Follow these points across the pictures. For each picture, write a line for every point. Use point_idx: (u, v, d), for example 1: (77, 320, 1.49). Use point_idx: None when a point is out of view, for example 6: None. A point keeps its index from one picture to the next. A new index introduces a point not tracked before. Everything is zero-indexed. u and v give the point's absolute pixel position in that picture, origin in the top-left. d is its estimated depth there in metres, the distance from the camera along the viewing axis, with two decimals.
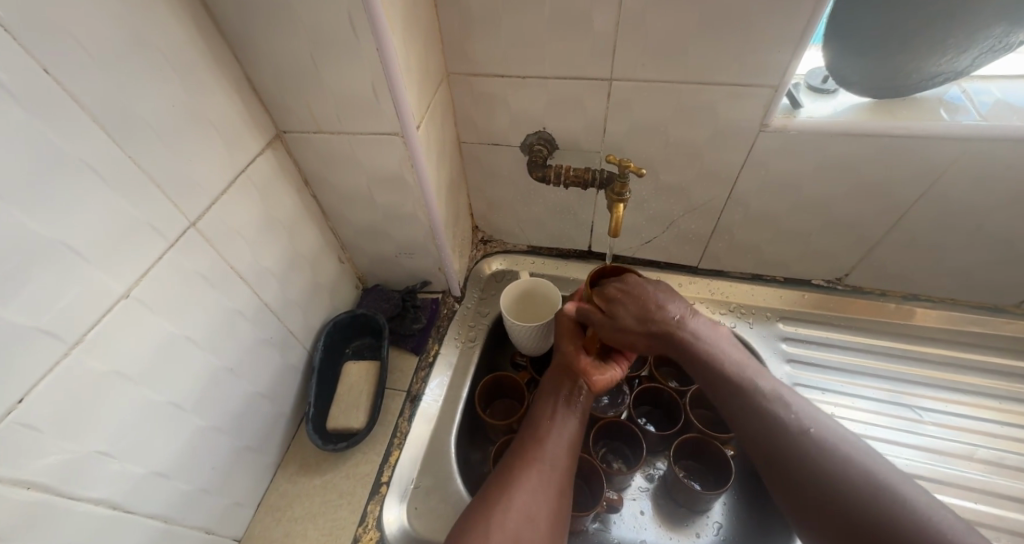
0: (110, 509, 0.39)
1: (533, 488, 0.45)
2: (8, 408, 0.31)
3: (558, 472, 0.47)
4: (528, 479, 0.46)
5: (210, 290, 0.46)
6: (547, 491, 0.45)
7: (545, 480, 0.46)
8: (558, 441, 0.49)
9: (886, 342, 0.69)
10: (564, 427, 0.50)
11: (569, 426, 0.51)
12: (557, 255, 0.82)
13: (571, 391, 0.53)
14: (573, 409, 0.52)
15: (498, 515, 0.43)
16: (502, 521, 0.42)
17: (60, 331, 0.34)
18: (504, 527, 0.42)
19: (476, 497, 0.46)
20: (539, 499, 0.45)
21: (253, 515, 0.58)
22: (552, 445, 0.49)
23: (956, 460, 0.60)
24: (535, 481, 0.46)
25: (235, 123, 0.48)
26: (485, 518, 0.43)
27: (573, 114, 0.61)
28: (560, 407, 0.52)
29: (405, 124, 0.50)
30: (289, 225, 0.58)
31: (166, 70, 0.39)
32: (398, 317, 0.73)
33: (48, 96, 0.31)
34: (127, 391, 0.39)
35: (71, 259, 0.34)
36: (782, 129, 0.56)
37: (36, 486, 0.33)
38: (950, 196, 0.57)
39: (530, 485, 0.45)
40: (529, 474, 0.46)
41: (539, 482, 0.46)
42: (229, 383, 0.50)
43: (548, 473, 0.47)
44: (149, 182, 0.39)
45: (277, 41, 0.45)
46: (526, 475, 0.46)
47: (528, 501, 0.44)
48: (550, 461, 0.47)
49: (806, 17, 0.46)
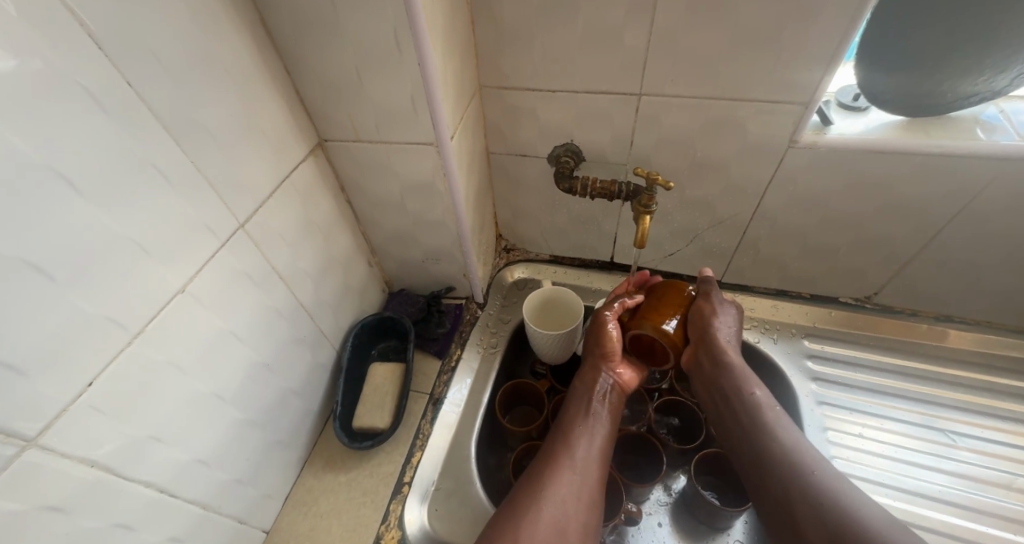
0: (156, 492, 0.41)
1: (564, 495, 0.47)
2: (79, 390, 0.33)
3: (588, 482, 0.49)
4: (558, 495, 0.47)
5: (253, 288, 0.49)
6: (576, 501, 0.47)
7: (574, 492, 0.48)
8: (588, 451, 0.51)
9: (917, 363, 0.68)
10: (594, 437, 0.52)
11: (598, 439, 0.52)
12: (580, 265, 0.82)
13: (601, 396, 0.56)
14: (600, 417, 0.54)
15: (528, 524, 0.45)
16: (531, 534, 0.44)
17: (126, 321, 0.36)
18: (534, 538, 0.44)
19: (503, 506, 0.48)
20: (570, 510, 0.46)
21: (281, 508, 0.60)
22: (581, 453, 0.51)
23: (993, 488, 0.58)
24: (565, 493, 0.47)
25: (282, 132, 0.50)
26: (516, 529, 0.44)
27: (601, 127, 0.62)
28: (591, 412, 0.54)
29: (440, 135, 0.53)
30: (325, 229, 0.60)
31: (226, 81, 0.42)
32: (423, 322, 0.75)
33: (127, 105, 0.34)
34: (180, 380, 0.41)
35: (137, 255, 0.36)
36: (811, 145, 0.56)
37: (98, 465, 0.36)
38: (987, 216, 0.56)
39: (561, 496, 0.47)
40: (558, 481, 0.48)
41: (566, 491, 0.47)
42: (266, 377, 0.53)
43: (579, 485, 0.48)
44: (206, 186, 0.42)
45: (324, 54, 0.48)
46: (557, 489, 0.47)
47: (559, 511, 0.46)
48: (580, 472, 0.49)
49: (838, 36, 0.47)
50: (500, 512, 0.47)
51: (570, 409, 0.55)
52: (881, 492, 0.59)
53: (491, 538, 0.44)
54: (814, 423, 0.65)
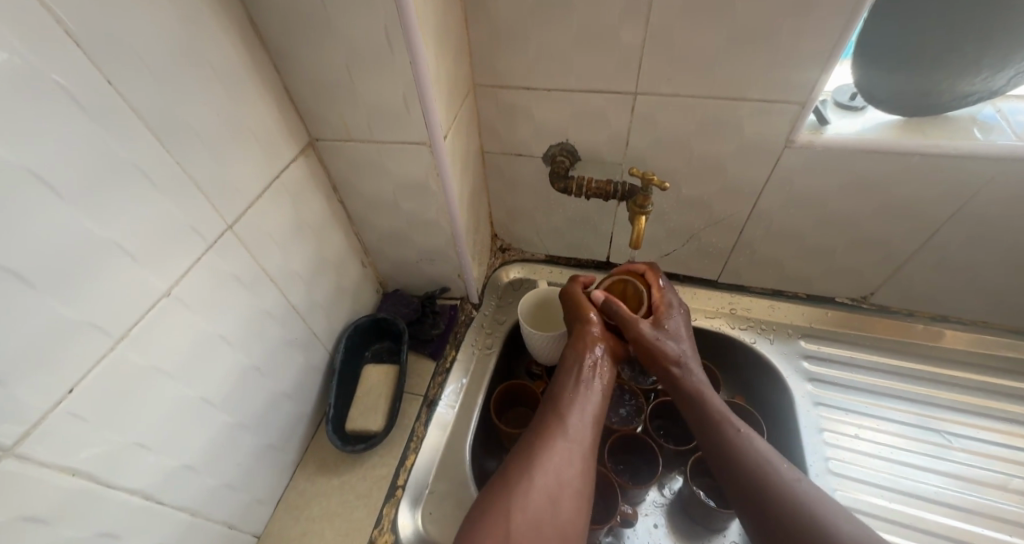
0: (142, 499, 0.40)
1: (557, 464, 0.46)
2: (59, 397, 0.33)
3: (582, 450, 0.48)
4: (552, 463, 0.46)
5: (243, 290, 0.48)
6: (570, 470, 0.46)
7: (568, 458, 0.46)
8: (580, 419, 0.50)
9: (913, 364, 0.68)
10: (586, 404, 0.51)
11: (590, 406, 0.51)
12: (575, 265, 0.82)
13: (592, 367, 0.54)
14: (594, 386, 0.53)
15: (520, 494, 0.43)
16: (524, 503, 0.43)
17: (109, 325, 0.35)
18: (526, 508, 0.43)
19: (494, 478, 0.46)
20: (564, 476, 0.45)
21: (273, 512, 0.59)
22: (574, 421, 0.49)
23: (988, 489, 0.58)
24: (558, 460, 0.46)
25: (272, 130, 0.49)
26: (508, 499, 0.43)
27: (597, 127, 0.61)
28: (583, 382, 0.53)
29: (433, 134, 0.52)
30: (317, 230, 0.59)
31: (213, 80, 0.41)
32: (417, 322, 0.74)
33: (109, 105, 0.33)
34: (166, 385, 0.40)
35: (120, 259, 0.36)
36: (808, 145, 0.55)
37: (80, 474, 0.35)
38: (984, 216, 0.56)
39: (554, 465, 0.45)
40: (551, 449, 0.47)
41: (560, 460, 0.46)
42: (256, 381, 0.52)
43: (573, 451, 0.47)
44: (193, 187, 0.41)
45: (315, 52, 0.47)
46: (550, 457, 0.46)
47: (552, 480, 0.45)
48: (573, 441, 0.48)
49: (836, 35, 0.46)
50: (492, 480, 0.46)
51: (561, 376, 0.54)
52: (877, 493, 0.59)
53: (484, 507, 0.43)
54: (810, 424, 0.65)
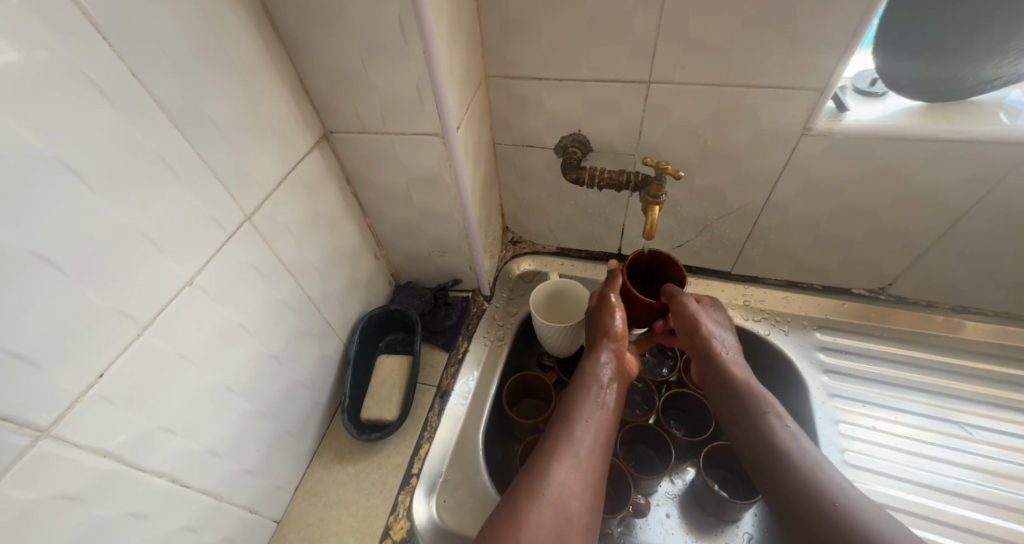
0: (170, 482, 0.41)
1: (561, 494, 0.44)
2: (91, 381, 0.34)
3: (586, 475, 0.47)
4: (557, 492, 0.44)
5: (261, 281, 0.49)
6: (574, 498, 0.45)
7: (573, 487, 0.45)
8: (586, 440, 0.49)
9: (932, 355, 0.67)
10: (591, 430, 0.50)
11: (598, 427, 0.50)
12: (587, 257, 0.82)
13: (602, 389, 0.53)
14: (600, 408, 0.52)
15: (524, 525, 0.42)
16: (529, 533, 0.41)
17: (136, 313, 0.36)
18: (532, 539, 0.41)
19: (497, 506, 0.45)
20: (570, 508, 0.44)
21: (291, 498, 0.60)
22: (580, 444, 0.48)
23: (1012, 482, 0.57)
24: (563, 491, 0.45)
25: (287, 122, 0.50)
26: (512, 528, 0.42)
27: (609, 116, 0.61)
28: (594, 403, 0.52)
29: (446, 124, 0.52)
30: (331, 221, 0.60)
31: (231, 73, 0.42)
32: (429, 313, 0.75)
33: (134, 97, 0.34)
34: (188, 372, 0.41)
35: (145, 247, 0.36)
36: (827, 132, 0.54)
37: (110, 456, 0.36)
38: (1010, 202, 0.55)
39: (558, 495, 0.44)
40: (555, 476, 0.46)
41: (563, 489, 0.45)
42: (275, 369, 0.53)
43: (576, 482, 0.46)
44: (213, 179, 0.41)
45: (330, 45, 0.47)
46: (553, 486, 0.45)
47: (555, 511, 0.43)
48: (579, 465, 0.47)
49: (857, 19, 0.46)
50: (494, 511, 0.44)
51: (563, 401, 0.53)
52: (895, 484, 0.58)
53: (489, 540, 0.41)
54: (826, 416, 0.64)
